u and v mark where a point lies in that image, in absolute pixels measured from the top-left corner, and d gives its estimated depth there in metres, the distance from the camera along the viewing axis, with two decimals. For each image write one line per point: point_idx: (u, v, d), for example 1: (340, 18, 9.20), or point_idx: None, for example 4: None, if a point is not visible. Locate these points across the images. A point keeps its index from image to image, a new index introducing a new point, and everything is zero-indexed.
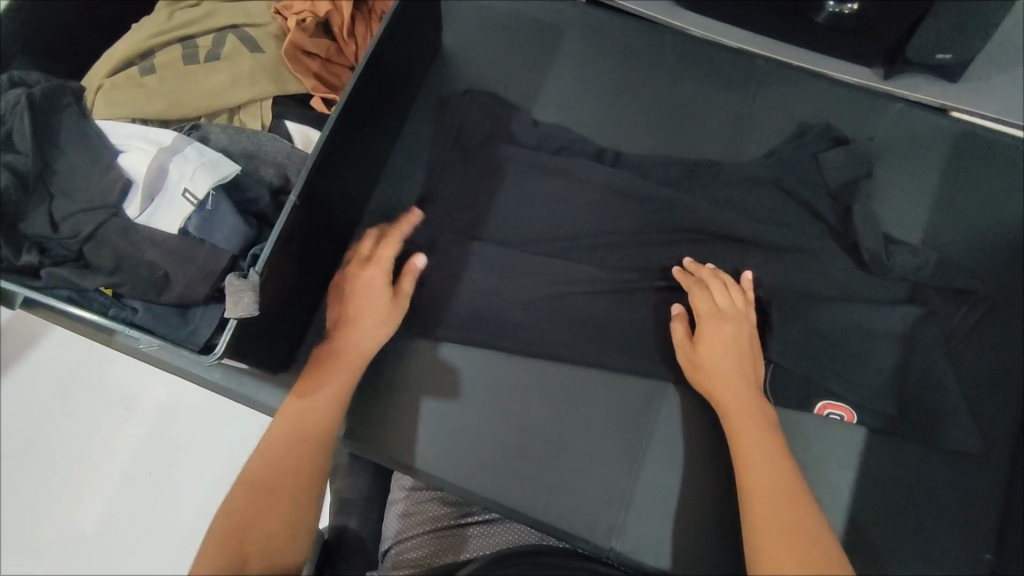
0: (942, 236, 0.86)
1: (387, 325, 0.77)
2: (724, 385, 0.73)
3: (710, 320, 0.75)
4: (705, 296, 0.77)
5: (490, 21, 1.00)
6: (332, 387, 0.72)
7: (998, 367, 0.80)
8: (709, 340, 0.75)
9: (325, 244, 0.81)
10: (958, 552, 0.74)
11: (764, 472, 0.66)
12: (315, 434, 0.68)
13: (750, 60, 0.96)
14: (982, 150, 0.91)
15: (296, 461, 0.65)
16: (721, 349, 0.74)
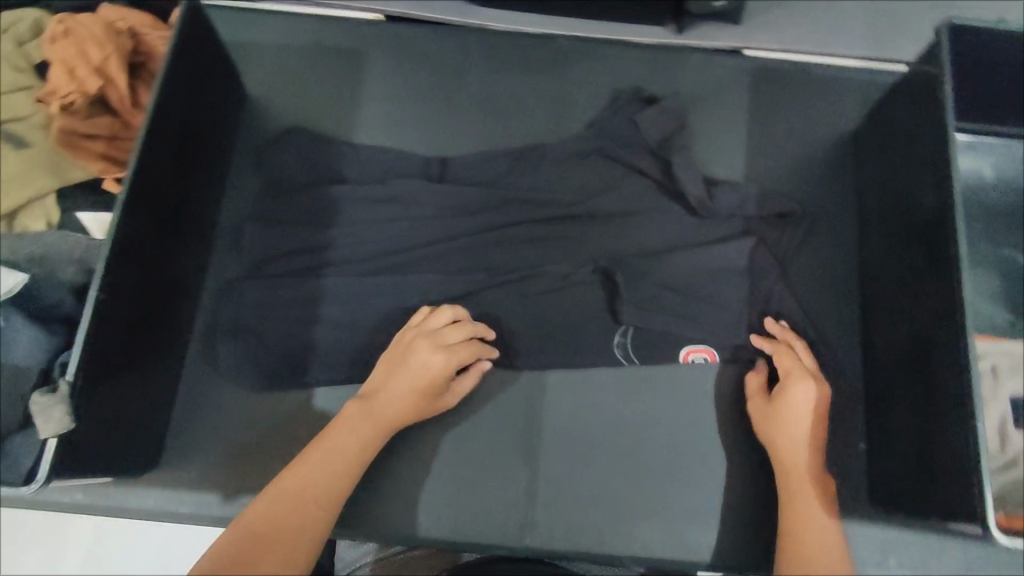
0: (757, 168, 0.93)
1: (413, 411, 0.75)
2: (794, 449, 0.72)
3: (795, 381, 0.74)
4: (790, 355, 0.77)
5: (290, 56, 0.97)
6: (365, 439, 0.72)
7: (828, 273, 0.86)
8: (790, 399, 0.74)
9: (147, 327, 0.78)
10: (835, 450, 0.79)
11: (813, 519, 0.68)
12: (323, 496, 0.66)
13: (552, 42, 0.99)
14: (776, 79, 0.97)
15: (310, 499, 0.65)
16: (800, 416, 0.73)
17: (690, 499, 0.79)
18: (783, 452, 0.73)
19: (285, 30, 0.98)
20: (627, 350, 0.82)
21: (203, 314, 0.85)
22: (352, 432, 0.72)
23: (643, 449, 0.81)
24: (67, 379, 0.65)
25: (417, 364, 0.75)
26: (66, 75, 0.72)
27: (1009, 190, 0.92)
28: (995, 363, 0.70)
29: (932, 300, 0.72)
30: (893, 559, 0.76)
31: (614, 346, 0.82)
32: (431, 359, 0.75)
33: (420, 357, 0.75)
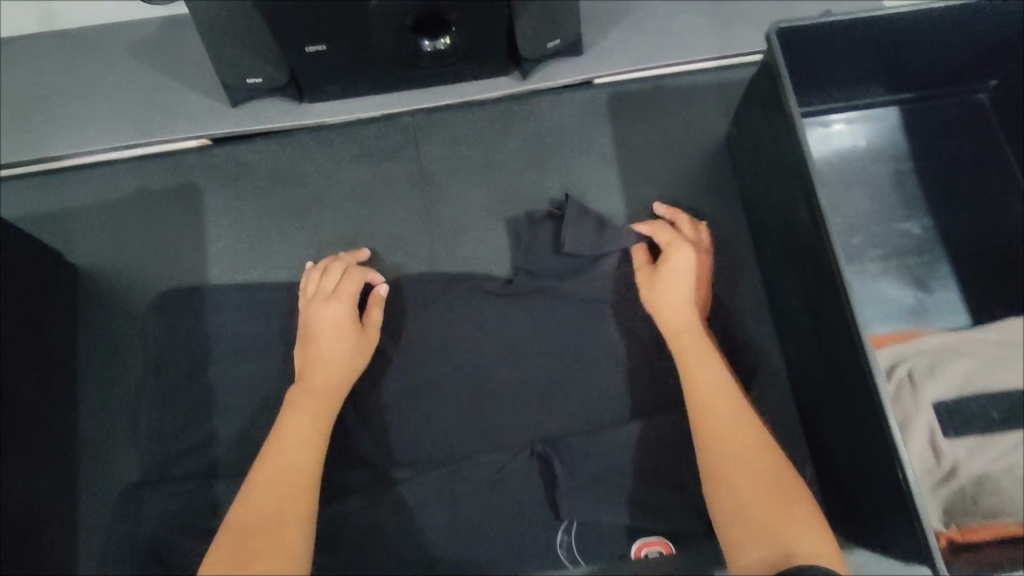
0: (638, 203, 0.90)
1: (359, 346, 0.75)
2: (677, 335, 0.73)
3: (670, 253, 0.77)
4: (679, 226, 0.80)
5: (116, 210, 0.87)
6: (306, 407, 0.70)
7: (726, 298, 0.85)
8: (671, 261, 0.76)
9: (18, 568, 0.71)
10: None
11: (720, 404, 0.66)
12: (297, 463, 0.65)
13: (397, 121, 0.92)
14: (634, 105, 0.93)
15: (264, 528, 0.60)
16: (680, 277, 0.76)
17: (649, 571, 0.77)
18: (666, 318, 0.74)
19: (102, 184, 0.88)
20: (571, 547, 0.76)
21: (90, 524, 0.78)
22: (289, 437, 0.67)
23: (594, 540, 0.76)
24: None
25: (320, 320, 0.75)
26: None
27: (886, 161, 0.91)
28: (912, 367, 0.67)
29: (836, 322, 0.69)
30: None
31: (558, 544, 0.76)
32: (337, 356, 0.74)
33: (335, 346, 0.74)
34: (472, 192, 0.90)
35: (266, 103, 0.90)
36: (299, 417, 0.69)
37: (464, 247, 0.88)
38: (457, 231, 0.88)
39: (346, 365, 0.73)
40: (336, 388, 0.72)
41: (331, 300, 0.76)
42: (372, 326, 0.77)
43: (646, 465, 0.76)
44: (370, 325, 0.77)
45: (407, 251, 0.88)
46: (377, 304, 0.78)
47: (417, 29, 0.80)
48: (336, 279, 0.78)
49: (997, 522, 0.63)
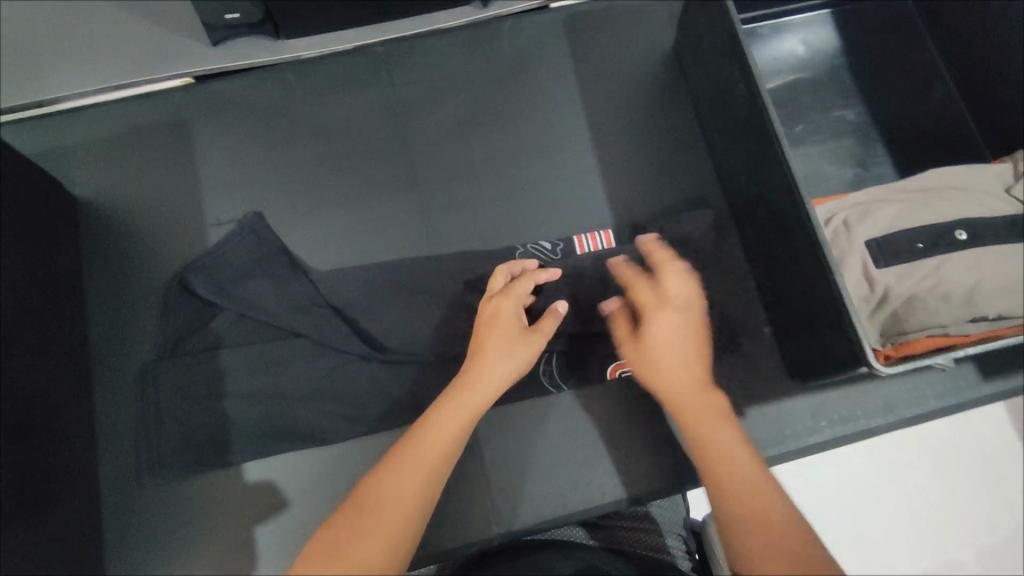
0: (597, 110, 0.97)
1: (524, 354, 0.69)
2: (672, 377, 0.65)
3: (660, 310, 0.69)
4: (645, 287, 0.73)
5: (114, 147, 0.93)
6: (456, 410, 0.64)
7: (684, 188, 0.93)
8: (655, 330, 0.68)
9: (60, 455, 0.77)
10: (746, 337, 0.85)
11: (698, 429, 0.62)
12: (434, 465, 0.60)
13: (370, 52, 0.98)
14: (589, 25, 1.00)
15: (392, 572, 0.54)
16: (678, 356, 0.66)
17: (633, 431, 0.83)
18: (656, 369, 0.66)
19: (99, 125, 0.94)
20: (552, 374, 0.83)
21: (107, 427, 0.83)
22: (431, 434, 0.62)
23: (575, 404, 0.83)
24: None
25: (495, 365, 0.67)
26: None
27: (823, 59, 0.99)
28: (845, 217, 0.76)
29: (778, 182, 0.76)
30: (824, 422, 0.82)
31: (541, 373, 0.83)
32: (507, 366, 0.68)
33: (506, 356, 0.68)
34: (443, 111, 0.96)
35: (244, 41, 0.96)
36: (452, 420, 0.63)
37: (440, 158, 0.94)
38: (431, 147, 0.94)
39: (510, 363, 0.68)
40: (483, 399, 0.66)
41: (508, 310, 0.71)
42: (545, 332, 0.71)
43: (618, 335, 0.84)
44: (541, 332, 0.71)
45: (385, 167, 0.93)
46: (524, 294, 0.74)
47: None
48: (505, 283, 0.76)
49: (914, 339, 0.71)
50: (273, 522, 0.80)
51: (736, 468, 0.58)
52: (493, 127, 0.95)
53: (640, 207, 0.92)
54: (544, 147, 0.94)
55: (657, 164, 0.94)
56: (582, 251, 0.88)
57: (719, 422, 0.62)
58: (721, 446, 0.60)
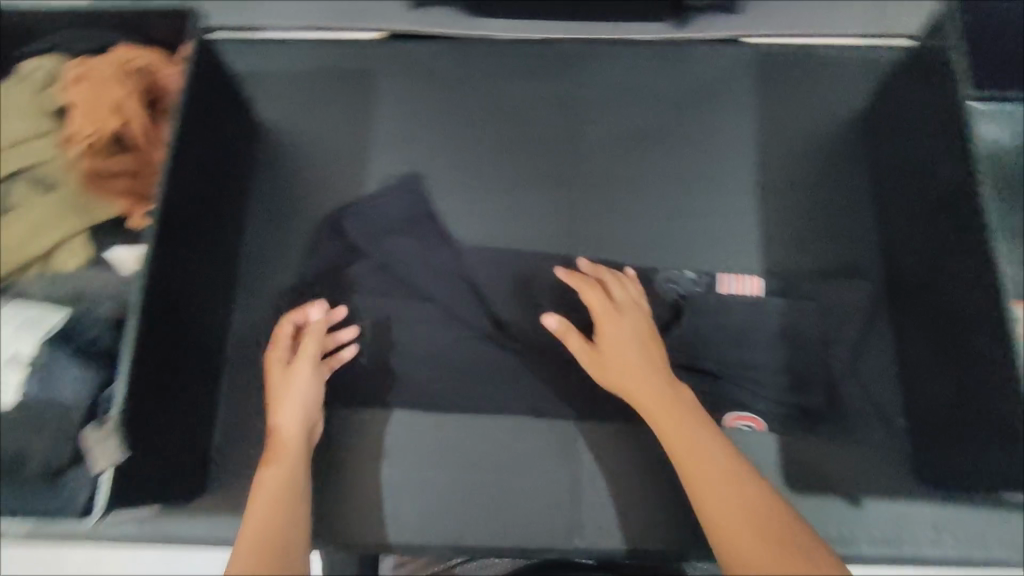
0: (772, 155, 0.94)
1: (643, 343, 0.75)
2: (632, 372, 0.73)
3: (611, 320, 0.77)
4: (599, 294, 0.79)
5: (301, 85, 0.98)
6: (279, 476, 0.71)
7: (850, 255, 0.88)
8: (610, 333, 0.76)
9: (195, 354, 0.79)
10: (887, 424, 0.79)
11: (692, 447, 0.66)
12: (275, 520, 0.66)
13: (556, 47, 0.99)
14: (782, 67, 0.97)
15: (274, 536, 0.64)
16: (627, 348, 0.75)
17: None
18: (622, 356, 0.74)
19: (291, 59, 0.98)
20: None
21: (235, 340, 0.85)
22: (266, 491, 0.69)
23: None
24: (114, 409, 0.60)
25: (612, 333, 0.76)
26: (86, 120, 0.73)
27: None
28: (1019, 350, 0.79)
29: None
30: (947, 535, 0.77)
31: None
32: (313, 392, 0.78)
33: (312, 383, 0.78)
34: (613, 121, 0.96)
35: (442, 11, 0.98)
36: (632, 381, 0.73)
37: (604, 165, 0.93)
38: (595, 154, 0.94)
39: (628, 364, 0.73)
40: (640, 359, 0.74)
41: (615, 321, 0.77)
42: (657, 344, 0.76)
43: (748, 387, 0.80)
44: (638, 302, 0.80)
45: (547, 162, 0.94)
46: (610, 286, 0.81)
47: None
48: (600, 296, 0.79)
49: None
50: (369, 471, 0.81)
51: (707, 466, 0.64)
52: (659, 149, 0.94)
53: (795, 262, 0.88)
54: (707, 180, 0.93)
55: (826, 223, 0.89)
56: (723, 289, 0.85)
57: (674, 419, 0.69)
58: (689, 456, 0.66)
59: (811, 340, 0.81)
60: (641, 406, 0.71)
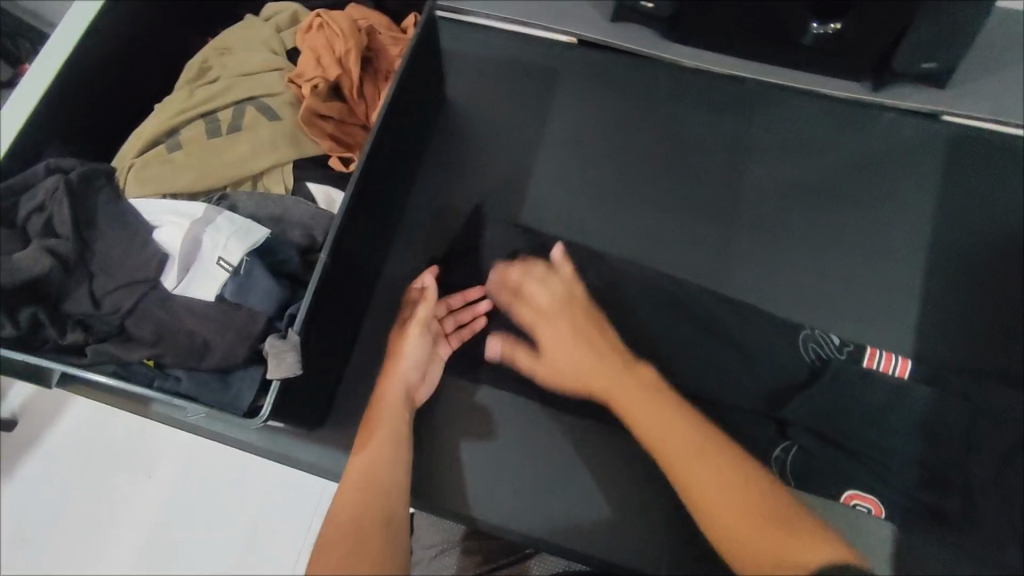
0: (951, 237, 0.88)
1: (574, 331, 0.82)
2: (577, 360, 0.81)
3: (539, 328, 0.84)
4: (528, 269, 0.88)
5: (488, 70, 1.02)
6: (387, 429, 0.74)
7: (1014, 361, 0.82)
8: (535, 307, 0.85)
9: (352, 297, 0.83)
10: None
11: (677, 440, 0.71)
12: (381, 474, 0.69)
13: (742, 85, 0.98)
14: (978, 152, 0.92)
15: (380, 472, 0.69)
16: (557, 335, 0.83)
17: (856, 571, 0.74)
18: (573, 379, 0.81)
19: (487, 46, 1.03)
20: (784, 465, 0.78)
21: (382, 292, 0.90)
22: (374, 443, 0.73)
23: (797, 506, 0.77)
24: (295, 328, 0.65)
25: (538, 308, 0.85)
26: (315, 64, 0.81)
27: None
28: None
29: None
30: None
31: (773, 459, 0.78)
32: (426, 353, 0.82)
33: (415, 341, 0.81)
34: (789, 167, 0.94)
35: (640, 30, 1.01)
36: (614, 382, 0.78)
37: (768, 209, 0.92)
38: (761, 195, 0.92)
39: (557, 348, 0.82)
40: (607, 356, 0.80)
41: (541, 296, 0.86)
42: (584, 316, 0.84)
43: (879, 469, 0.77)
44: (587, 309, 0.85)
45: (710, 191, 0.93)
46: (524, 262, 0.89)
47: (815, 8, 0.86)
48: (519, 274, 0.88)
49: None
50: (479, 448, 0.82)
51: (696, 463, 0.68)
52: (831, 205, 0.91)
53: (952, 353, 0.83)
54: (874, 248, 0.89)
55: (995, 322, 0.84)
56: (870, 365, 0.81)
57: (688, 451, 0.70)
58: (682, 459, 0.69)
59: (956, 440, 0.77)
60: (660, 451, 0.72)
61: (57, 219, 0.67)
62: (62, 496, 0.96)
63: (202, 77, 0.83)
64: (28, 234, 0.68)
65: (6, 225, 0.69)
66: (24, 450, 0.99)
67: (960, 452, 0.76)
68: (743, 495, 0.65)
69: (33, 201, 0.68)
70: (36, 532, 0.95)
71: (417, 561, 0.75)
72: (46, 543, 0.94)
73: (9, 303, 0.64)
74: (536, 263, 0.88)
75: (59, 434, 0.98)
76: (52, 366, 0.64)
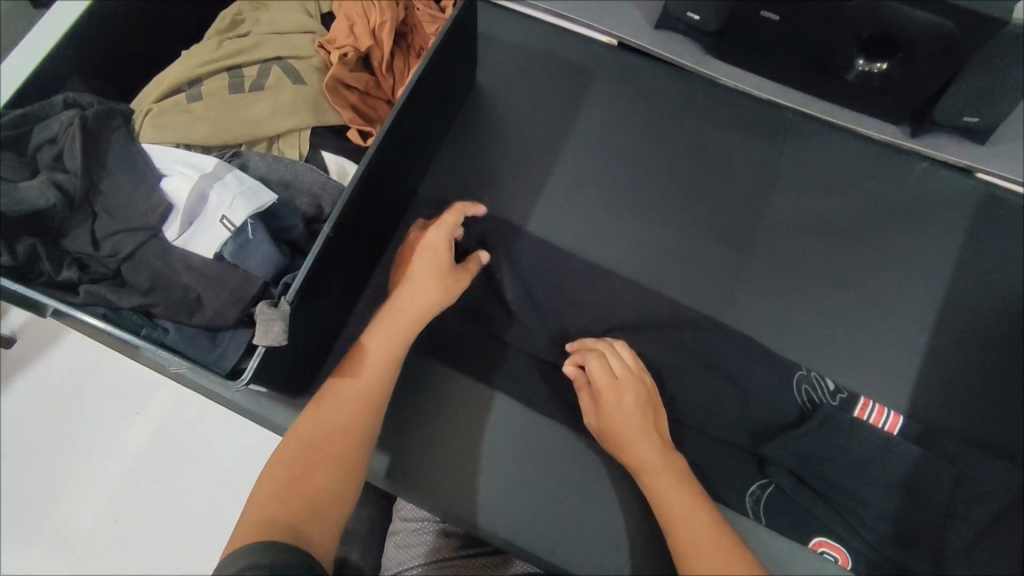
0: (965, 297, 0.87)
1: (639, 400, 0.74)
2: (619, 416, 0.73)
3: (607, 392, 0.74)
4: (606, 347, 0.79)
5: (523, 59, 1.00)
6: (345, 390, 0.70)
7: (1009, 431, 0.80)
8: (599, 369, 0.76)
9: (353, 272, 0.83)
10: None
11: (664, 485, 0.70)
12: (328, 441, 0.65)
13: (778, 112, 0.96)
14: (1008, 214, 0.90)
15: (359, 399, 0.69)
16: (620, 405, 0.74)
17: None
18: (630, 453, 0.72)
19: (525, 36, 1.02)
20: (758, 502, 0.77)
21: (384, 270, 0.90)
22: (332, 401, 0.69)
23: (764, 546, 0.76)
24: (287, 297, 0.64)
25: (605, 369, 0.76)
26: (347, 32, 0.80)
27: None
28: None
29: None
30: None
31: (747, 494, 0.78)
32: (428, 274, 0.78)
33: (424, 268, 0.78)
34: (812, 202, 0.92)
35: (682, 41, 0.99)
36: (636, 422, 0.73)
37: (784, 241, 0.90)
38: (780, 227, 0.91)
39: (618, 413, 0.73)
40: (636, 398, 0.74)
41: (614, 367, 0.76)
42: (648, 394, 0.76)
43: (852, 519, 0.76)
44: (654, 396, 0.77)
45: (728, 215, 0.91)
46: (598, 342, 0.80)
47: (863, 46, 0.83)
48: (598, 343, 0.80)
49: None
50: (456, 438, 0.81)
51: (681, 508, 0.68)
52: (849, 247, 0.89)
53: (946, 415, 0.81)
54: (886, 297, 0.87)
55: (997, 390, 0.82)
56: (861, 416, 0.80)
57: (675, 486, 0.70)
58: (669, 498, 0.69)
59: (936, 503, 0.75)
60: (649, 486, 0.71)
61: (66, 155, 0.66)
62: (47, 422, 0.97)
63: (232, 30, 0.82)
64: (37, 165, 0.68)
65: (16, 151, 0.68)
66: (16, 371, 1.00)
67: (937, 516, 0.75)
68: (715, 541, 0.65)
69: (46, 132, 0.68)
70: (17, 453, 0.96)
71: (395, 531, 0.78)
72: (24, 465, 0.96)
73: (8, 232, 0.64)
74: (609, 342, 0.80)
75: (52, 359, 1.00)
76: (40, 299, 0.63)
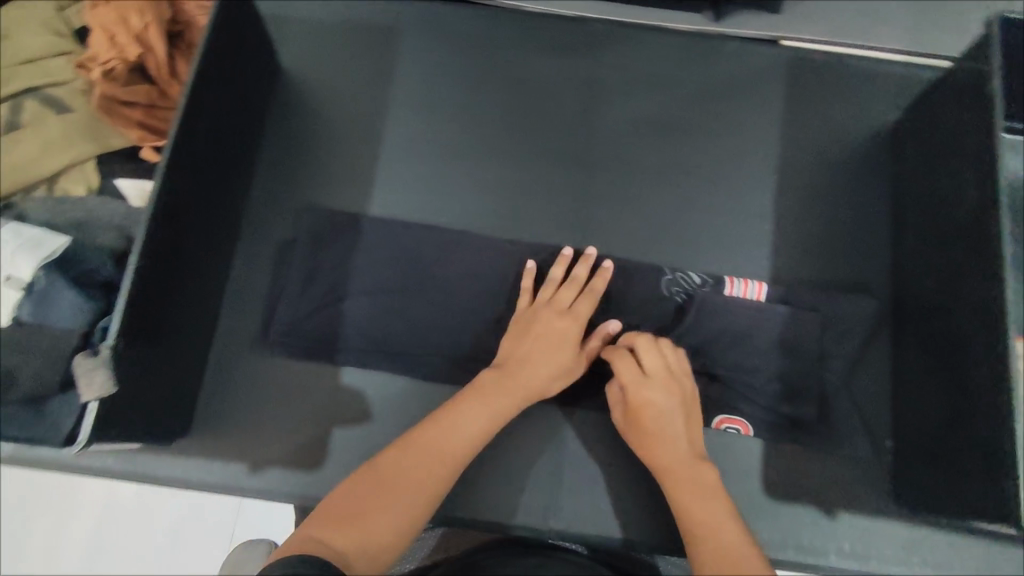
0: (796, 158, 0.91)
1: (670, 395, 0.72)
2: (647, 411, 0.71)
3: (643, 387, 0.71)
4: (641, 346, 0.75)
5: (321, 33, 0.95)
6: (429, 451, 0.66)
7: (858, 268, 0.87)
8: (624, 371, 0.72)
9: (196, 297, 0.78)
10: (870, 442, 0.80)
11: (683, 483, 0.67)
12: (392, 484, 0.62)
13: (588, 27, 0.96)
14: (814, 73, 0.95)
15: (426, 466, 0.65)
16: (652, 403, 0.71)
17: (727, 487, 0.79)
18: (655, 453, 0.70)
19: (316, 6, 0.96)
20: None
21: (235, 285, 0.84)
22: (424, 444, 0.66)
23: None
24: (108, 342, 0.60)
25: (628, 371, 0.72)
26: (106, 44, 0.71)
27: None
28: None
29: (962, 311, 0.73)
30: (915, 557, 0.78)
31: None
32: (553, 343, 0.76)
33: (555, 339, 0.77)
34: (640, 106, 0.93)
35: None
36: (665, 418, 0.71)
37: (623, 150, 0.91)
38: (618, 138, 0.92)
39: (650, 406, 0.71)
40: (661, 397, 0.71)
41: (651, 365, 0.73)
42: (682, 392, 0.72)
43: (742, 391, 0.80)
44: (690, 398, 0.73)
45: (565, 138, 0.92)
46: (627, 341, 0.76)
47: None
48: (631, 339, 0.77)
49: None
50: (353, 432, 0.80)
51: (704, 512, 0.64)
52: (683, 139, 0.92)
53: (804, 270, 0.87)
54: (726, 177, 0.90)
55: (840, 236, 0.88)
56: (729, 293, 0.84)
57: (696, 491, 0.66)
58: (687, 499, 0.66)
59: (812, 353, 0.80)
60: (668, 484, 0.68)
61: None
62: None
63: None
64: None
65: None
66: None
67: (815, 366, 0.80)
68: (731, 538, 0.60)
69: None
70: None
71: None
72: None
73: None
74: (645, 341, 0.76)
75: None
76: None
